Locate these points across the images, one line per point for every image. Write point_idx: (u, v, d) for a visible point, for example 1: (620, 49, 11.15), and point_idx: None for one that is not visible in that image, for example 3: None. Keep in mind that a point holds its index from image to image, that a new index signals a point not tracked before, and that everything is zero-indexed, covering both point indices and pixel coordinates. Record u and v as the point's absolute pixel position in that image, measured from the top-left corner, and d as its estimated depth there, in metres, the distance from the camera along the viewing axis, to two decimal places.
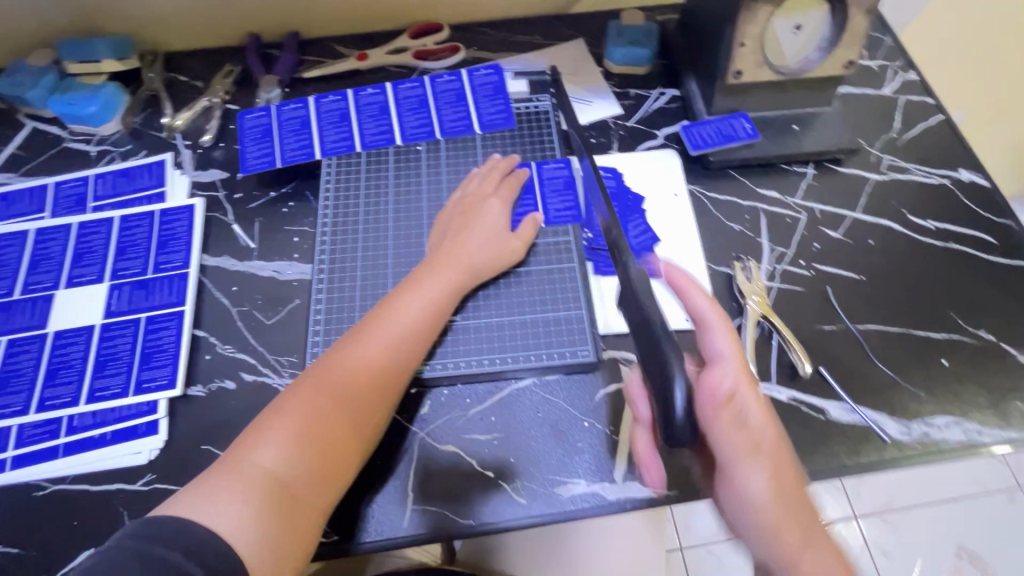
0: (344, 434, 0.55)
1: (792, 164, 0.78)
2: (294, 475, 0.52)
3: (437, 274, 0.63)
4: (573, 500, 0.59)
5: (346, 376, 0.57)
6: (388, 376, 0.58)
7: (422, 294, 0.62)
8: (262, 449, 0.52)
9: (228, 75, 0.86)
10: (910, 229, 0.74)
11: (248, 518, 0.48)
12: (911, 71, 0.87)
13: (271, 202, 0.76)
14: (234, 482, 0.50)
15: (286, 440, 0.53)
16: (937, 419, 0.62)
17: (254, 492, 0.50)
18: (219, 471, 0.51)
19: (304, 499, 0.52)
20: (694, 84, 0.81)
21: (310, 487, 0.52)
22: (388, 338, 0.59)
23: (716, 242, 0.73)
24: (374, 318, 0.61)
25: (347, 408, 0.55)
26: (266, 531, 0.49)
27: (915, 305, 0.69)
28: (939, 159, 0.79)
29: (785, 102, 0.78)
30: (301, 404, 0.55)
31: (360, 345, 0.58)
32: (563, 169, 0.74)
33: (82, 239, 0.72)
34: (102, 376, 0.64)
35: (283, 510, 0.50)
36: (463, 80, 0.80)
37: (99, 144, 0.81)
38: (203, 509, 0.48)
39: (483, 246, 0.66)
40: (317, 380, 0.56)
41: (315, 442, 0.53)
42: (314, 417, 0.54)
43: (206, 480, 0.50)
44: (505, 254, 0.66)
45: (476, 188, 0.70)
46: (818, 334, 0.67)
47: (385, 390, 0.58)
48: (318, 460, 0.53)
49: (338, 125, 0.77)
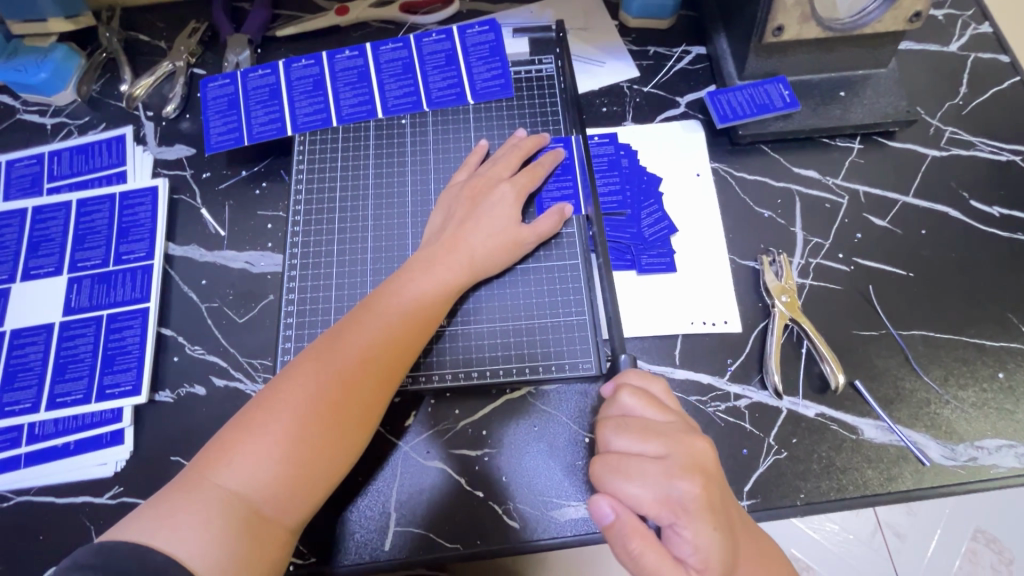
0: (327, 448, 0.46)
1: (834, 138, 0.67)
2: (267, 496, 0.44)
3: (436, 271, 0.56)
4: (570, 525, 0.53)
5: (333, 380, 0.48)
6: (377, 384, 0.50)
7: (417, 287, 0.54)
8: (229, 465, 0.44)
9: (192, 34, 0.76)
10: (971, 217, 0.64)
11: (214, 544, 0.40)
12: (984, 24, 0.74)
13: (243, 183, 0.68)
14: (197, 505, 0.42)
15: (259, 456, 0.44)
16: (987, 442, 0.55)
17: (221, 513, 0.42)
18: (181, 489, 0.43)
19: (277, 519, 0.44)
20: (724, 41, 0.69)
21: (284, 507, 0.44)
22: (379, 337, 0.51)
23: (742, 230, 0.64)
24: (363, 316, 0.52)
25: (329, 420, 0.47)
26: (235, 559, 0.41)
27: (970, 306, 0.60)
28: (1010, 131, 0.68)
29: (832, 63, 0.66)
30: (276, 412, 0.46)
31: (348, 348, 0.49)
32: (608, 146, 0.66)
33: (38, 226, 0.66)
34: (63, 380, 0.59)
35: (256, 533, 0.42)
36: (454, 40, 0.69)
37: (54, 115, 0.73)
38: (164, 532, 0.40)
39: (487, 241, 0.57)
40: (295, 385, 0.47)
41: (292, 457, 0.45)
42: (293, 429, 0.45)
43: (167, 499, 0.42)
44: (510, 251, 0.58)
45: (487, 170, 0.62)
46: (855, 341, 0.59)
47: (373, 399, 0.49)
48: (293, 477, 0.45)
49: (311, 94, 0.68)
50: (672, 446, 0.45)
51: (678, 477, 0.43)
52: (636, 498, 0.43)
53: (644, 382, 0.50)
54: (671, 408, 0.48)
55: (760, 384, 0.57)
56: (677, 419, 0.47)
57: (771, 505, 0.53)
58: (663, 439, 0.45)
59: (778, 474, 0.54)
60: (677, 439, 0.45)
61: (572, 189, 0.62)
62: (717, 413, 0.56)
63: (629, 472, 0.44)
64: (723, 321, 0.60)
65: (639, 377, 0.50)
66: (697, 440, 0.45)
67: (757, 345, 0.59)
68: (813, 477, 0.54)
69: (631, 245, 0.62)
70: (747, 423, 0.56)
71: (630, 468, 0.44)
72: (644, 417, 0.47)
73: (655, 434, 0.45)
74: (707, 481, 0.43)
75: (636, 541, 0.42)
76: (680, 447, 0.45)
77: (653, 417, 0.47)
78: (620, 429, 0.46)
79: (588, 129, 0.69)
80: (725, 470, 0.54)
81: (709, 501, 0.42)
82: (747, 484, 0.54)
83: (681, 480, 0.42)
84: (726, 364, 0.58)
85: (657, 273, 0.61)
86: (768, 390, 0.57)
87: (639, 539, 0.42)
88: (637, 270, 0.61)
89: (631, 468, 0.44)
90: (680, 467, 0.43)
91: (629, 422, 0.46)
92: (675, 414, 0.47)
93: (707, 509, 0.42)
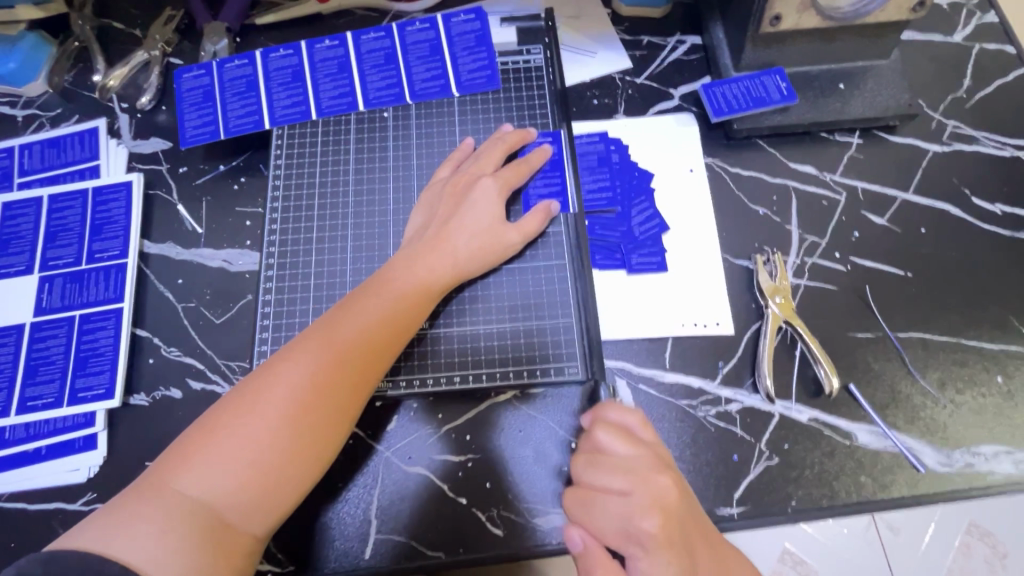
0: (297, 453, 0.45)
1: (833, 132, 0.65)
2: (232, 504, 0.42)
3: (418, 269, 0.54)
4: (555, 532, 0.52)
5: (305, 383, 0.46)
6: (354, 387, 0.48)
7: (398, 287, 0.53)
8: (192, 471, 0.42)
9: (168, 22, 0.73)
10: (972, 214, 0.62)
11: (171, 552, 0.39)
12: (990, 12, 0.71)
13: (220, 178, 0.66)
14: (156, 513, 0.40)
15: (224, 462, 0.42)
16: (983, 447, 0.53)
17: (181, 519, 0.40)
18: (141, 494, 0.41)
19: (241, 527, 0.42)
20: (720, 30, 0.67)
21: (250, 514, 0.43)
22: (355, 338, 0.49)
23: (736, 229, 0.62)
24: (341, 316, 0.50)
25: (301, 424, 0.45)
26: (193, 568, 0.39)
27: (971, 308, 0.58)
28: (1014, 126, 0.65)
29: (832, 53, 0.63)
30: (246, 415, 0.44)
31: (324, 349, 0.48)
32: (597, 143, 0.64)
33: (8, 222, 0.64)
34: (34, 383, 0.57)
35: (219, 543, 0.41)
36: (439, 28, 0.67)
37: (25, 107, 0.70)
38: (120, 541, 0.38)
39: (471, 240, 0.55)
40: (264, 388, 0.45)
41: (261, 462, 0.43)
42: (262, 434, 0.44)
43: (125, 505, 0.40)
44: (494, 251, 0.56)
45: (472, 166, 0.59)
46: (850, 344, 0.57)
47: (348, 403, 0.47)
48: (261, 482, 0.43)
49: (290, 86, 0.65)
50: (637, 482, 0.44)
51: (641, 517, 0.42)
52: (600, 532, 0.43)
53: (618, 413, 0.48)
54: (645, 441, 0.46)
55: (751, 388, 0.56)
56: (648, 452, 0.45)
57: (761, 512, 0.52)
58: (628, 476, 0.44)
59: (769, 480, 0.53)
60: (643, 476, 0.44)
61: (560, 185, 0.60)
62: (707, 417, 0.55)
63: (593, 507, 0.44)
64: (715, 323, 0.58)
65: (612, 408, 0.48)
66: (664, 478, 0.44)
67: (749, 347, 0.57)
68: (805, 484, 0.53)
69: (621, 243, 0.60)
70: (737, 428, 0.54)
71: (595, 503, 0.44)
72: (613, 450, 0.45)
73: (621, 470, 0.44)
74: (669, 520, 0.42)
75: (600, 573, 0.43)
76: (645, 484, 0.44)
77: (623, 451, 0.45)
78: (589, 461, 0.46)
79: (576, 122, 0.66)
80: (714, 477, 0.53)
81: (672, 540, 0.42)
82: (737, 491, 0.52)
83: (641, 522, 0.42)
84: (718, 367, 0.56)
85: (647, 273, 0.59)
86: (760, 394, 0.55)
87: (603, 573, 0.42)
88: (626, 270, 0.59)
89: (594, 503, 0.44)
90: (643, 506, 0.43)
91: (598, 455, 0.46)
92: (648, 446, 0.46)
93: (665, 547, 0.41)
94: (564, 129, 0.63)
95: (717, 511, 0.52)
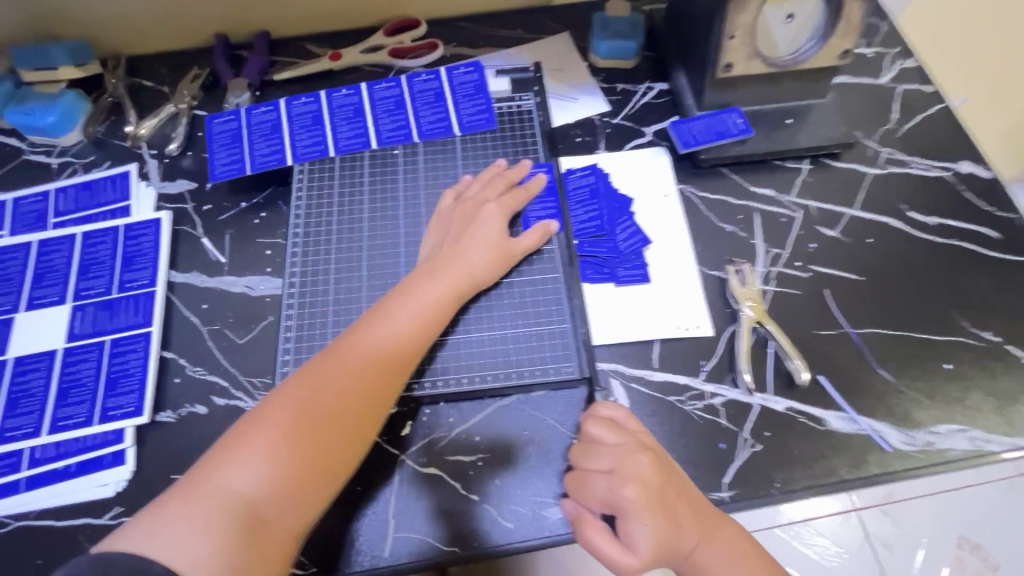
0: (325, 451, 0.49)
1: (786, 159, 0.75)
2: (266, 499, 0.46)
3: (432, 284, 0.59)
4: (562, 523, 0.56)
5: (332, 387, 0.51)
6: (376, 390, 0.53)
7: (414, 298, 0.58)
8: (231, 469, 0.46)
9: (195, 79, 0.82)
10: (910, 225, 0.71)
11: (214, 546, 0.42)
12: (908, 59, 0.83)
13: (242, 213, 0.72)
14: (198, 508, 0.44)
15: (259, 461, 0.47)
16: (940, 427, 0.60)
17: (222, 514, 0.44)
18: (184, 492, 0.45)
19: (276, 523, 0.46)
20: (683, 77, 0.77)
21: (284, 510, 0.46)
22: (376, 346, 0.54)
23: (708, 244, 0.70)
24: (361, 329, 0.55)
25: (326, 426, 0.49)
26: (236, 560, 0.43)
27: (917, 306, 0.66)
28: (938, 151, 0.76)
29: (778, 95, 0.74)
30: (277, 419, 0.49)
31: (348, 359, 0.53)
32: (589, 178, 0.72)
33: (43, 257, 0.69)
34: (65, 405, 0.60)
35: (254, 535, 0.44)
36: (442, 80, 0.76)
37: (60, 155, 0.77)
38: (162, 539, 0.42)
39: (478, 255, 0.62)
40: (298, 392, 0.50)
41: (292, 459, 0.47)
42: (296, 433, 0.48)
43: (169, 503, 0.44)
44: (498, 265, 0.63)
45: (475, 193, 0.67)
46: (816, 341, 0.64)
47: (371, 406, 0.52)
48: (293, 479, 0.47)
49: (310, 129, 0.73)
50: (619, 462, 0.53)
51: (622, 487, 0.51)
52: (590, 504, 0.53)
53: (611, 410, 0.57)
54: (630, 428, 0.55)
55: (732, 383, 0.62)
56: (630, 438, 0.54)
57: (749, 495, 0.57)
58: (610, 457, 0.53)
59: (754, 465, 0.58)
60: (624, 456, 0.53)
61: (554, 210, 0.68)
62: (695, 410, 0.60)
63: (583, 484, 0.54)
64: (695, 326, 0.64)
65: (605, 405, 0.57)
66: (644, 457, 0.52)
67: (727, 346, 0.64)
68: (786, 466, 0.58)
69: (608, 258, 0.67)
70: (722, 419, 0.60)
71: (585, 481, 0.53)
72: (601, 439, 0.55)
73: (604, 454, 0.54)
74: (647, 489, 0.51)
75: (592, 537, 0.52)
76: (626, 462, 0.53)
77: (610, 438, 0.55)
78: (581, 450, 0.55)
79: (562, 156, 0.75)
80: (704, 464, 0.58)
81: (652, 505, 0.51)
82: (726, 476, 0.57)
83: (622, 491, 0.51)
84: (701, 364, 0.63)
85: (633, 284, 0.67)
86: (739, 388, 0.61)
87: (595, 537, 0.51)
88: (615, 282, 0.66)
89: (584, 482, 0.54)
90: (625, 478, 0.52)
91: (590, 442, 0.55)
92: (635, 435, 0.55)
93: (644, 510, 0.50)
94: (552, 162, 0.72)
95: (710, 495, 0.57)
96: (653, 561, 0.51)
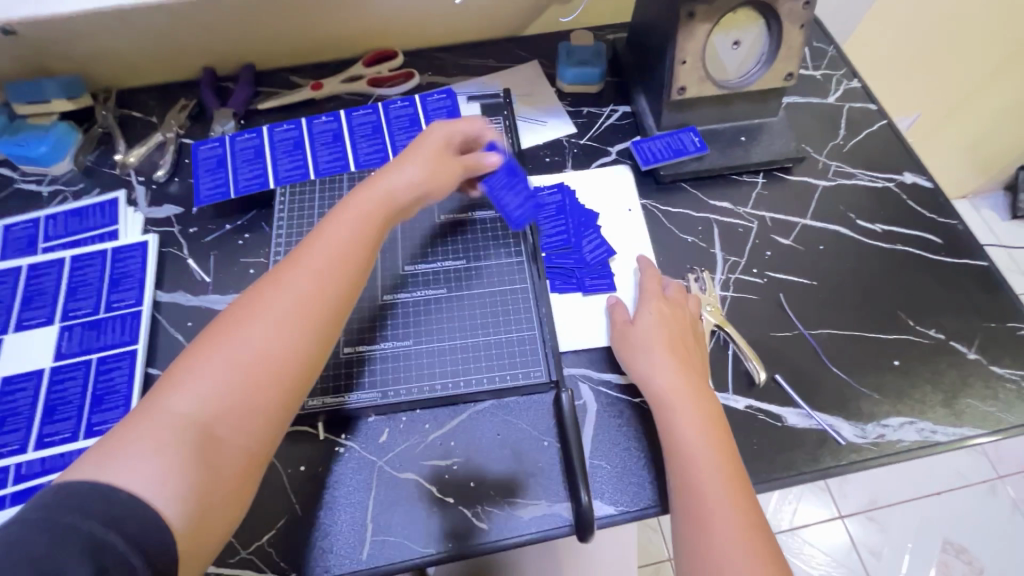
0: (277, 363, 0.47)
1: (742, 174, 0.80)
2: (219, 416, 0.44)
3: (375, 202, 0.58)
4: (534, 521, 0.58)
5: (278, 303, 0.49)
6: (326, 299, 0.51)
7: (356, 213, 0.57)
8: (178, 393, 0.44)
9: (182, 109, 0.86)
10: (859, 233, 0.76)
11: (167, 471, 0.40)
12: (854, 80, 0.90)
13: (227, 235, 0.75)
14: (146, 435, 0.41)
15: (206, 380, 0.44)
16: (891, 420, 0.63)
17: (173, 436, 0.42)
18: (130, 423, 0.42)
19: (233, 440, 0.44)
20: (643, 99, 0.83)
21: (240, 428, 0.45)
22: (323, 261, 0.52)
23: (670, 254, 0.74)
24: (312, 248, 0.53)
25: (279, 341, 0.47)
26: (195, 481, 0.41)
27: (867, 307, 0.70)
28: (882, 164, 0.82)
29: (731, 115, 0.79)
30: (221, 342, 0.46)
31: (299, 275, 0.50)
32: (556, 195, 0.76)
33: (32, 281, 0.71)
34: (52, 421, 0.62)
35: (211, 452, 0.43)
36: (416, 106, 0.81)
37: (51, 184, 0.80)
38: (109, 470, 0.39)
39: (421, 176, 0.61)
40: (245, 310, 0.48)
41: (241, 374, 0.45)
42: (245, 350, 0.46)
43: (114, 435, 0.42)
44: (443, 186, 0.63)
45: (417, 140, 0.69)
46: (772, 342, 0.68)
47: (324, 318, 0.50)
48: (244, 393, 0.45)
49: (292, 153, 0.77)
50: (647, 279, 0.68)
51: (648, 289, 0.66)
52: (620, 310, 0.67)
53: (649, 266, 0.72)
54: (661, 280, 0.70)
55: None
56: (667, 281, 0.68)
57: None
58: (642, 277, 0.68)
59: None
60: (652, 279, 0.67)
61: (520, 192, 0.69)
62: None
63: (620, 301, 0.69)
64: None
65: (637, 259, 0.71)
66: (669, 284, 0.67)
67: None
68: (747, 461, 0.61)
69: (575, 270, 0.71)
70: None
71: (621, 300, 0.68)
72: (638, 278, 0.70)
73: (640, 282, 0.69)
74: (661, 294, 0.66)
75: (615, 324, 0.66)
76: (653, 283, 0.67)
77: (647, 328, 0.63)
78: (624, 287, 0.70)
79: (532, 174, 0.80)
80: None
81: (665, 305, 0.65)
82: None
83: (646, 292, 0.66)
84: None
85: (600, 293, 0.70)
86: None
87: (617, 326, 0.65)
88: (582, 291, 0.70)
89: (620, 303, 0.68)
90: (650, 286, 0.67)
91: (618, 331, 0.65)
92: (670, 332, 0.62)
93: (653, 299, 0.65)
94: None
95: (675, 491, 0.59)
96: (662, 352, 0.60)
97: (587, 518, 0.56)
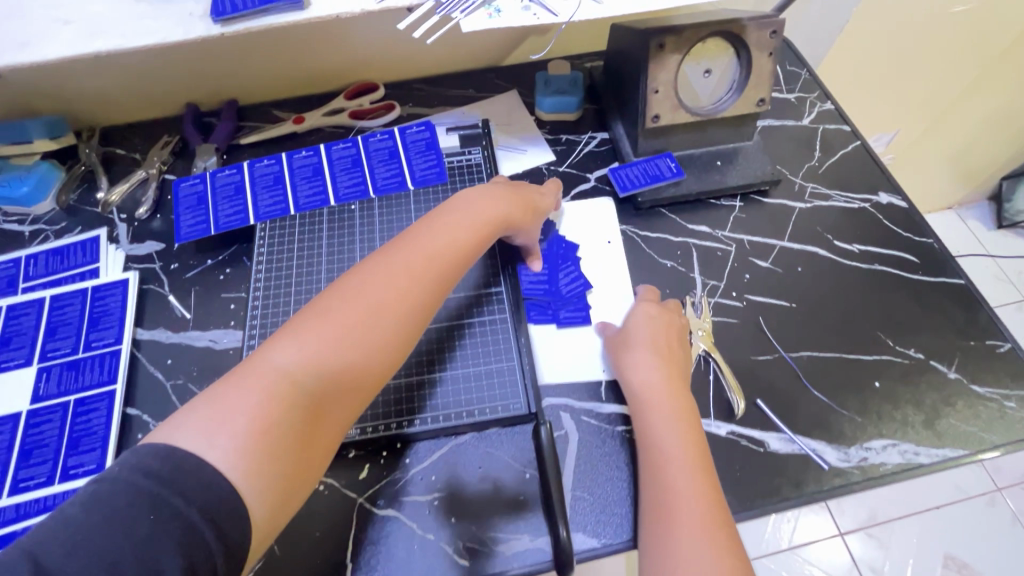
0: (376, 354, 0.49)
1: (720, 198, 0.81)
2: (318, 392, 0.45)
3: (472, 212, 0.61)
4: (515, 557, 0.57)
5: (384, 293, 0.51)
6: (424, 301, 0.53)
7: (454, 220, 0.60)
8: (284, 358, 0.45)
9: (165, 146, 0.86)
10: (836, 253, 0.76)
11: (266, 436, 0.41)
12: (827, 102, 0.91)
13: (208, 270, 0.76)
14: (252, 394, 0.43)
15: (311, 351, 0.46)
16: (874, 443, 0.63)
17: (275, 401, 0.43)
18: (236, 377, 0.43)
19: (327, 419, 0.46)
20: (620, 126, 0.84)
21: (335, 408, 0.47)
22: (423, 260, 0.55)
23: (650, 280, 0.74)
24: (412, 251, 0.55)
25: (381, 329, 0.50)
26: (288, 454, 0.42)
27: (847, 328, 0.70)
28: (857, 185, 0.83)
29: (707, 140, 0.80)
30: (328, 319, 0.48)
31: (416, 273, 0.53)
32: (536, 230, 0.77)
33: (11, 322, 0.71)
34: (27, 466, 0.61)
35: (306, 426, 0.44)
36: (396, 138, 0.82)
37: (32, 223, 0.80)
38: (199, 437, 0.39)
39: (503, 199, 0.65)
40: (355, 291, 0.50)
41: (342, 356, 0.47)
42: (351, 334, 0.48)
43: (220, 388, 0.43)
44: (521, 214, 0.67)
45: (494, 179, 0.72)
46: (754, 365, 0.68)
47: (418, 317, 0.53)
48: (344, 375, 0.47)
49: (272, 189, 0.78)
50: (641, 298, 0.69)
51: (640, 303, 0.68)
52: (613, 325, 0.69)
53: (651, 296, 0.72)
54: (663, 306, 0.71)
55: None
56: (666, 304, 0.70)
57: None
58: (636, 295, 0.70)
59: None
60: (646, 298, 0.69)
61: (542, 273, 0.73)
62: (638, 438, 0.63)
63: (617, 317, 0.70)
64: None
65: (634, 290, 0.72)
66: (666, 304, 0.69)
67: None
68: (731, 488, 0.60)
69: (550, 302, 0.71)
70: None
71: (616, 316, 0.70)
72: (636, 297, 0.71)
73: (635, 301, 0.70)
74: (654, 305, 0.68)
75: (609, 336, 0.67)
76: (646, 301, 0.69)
77: (638, 330, 0.65)
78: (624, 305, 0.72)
79: None
80: None
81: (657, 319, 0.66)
82: None
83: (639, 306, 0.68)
84: None
85: (575, 325, 0.70)
86: None
87: (612, 337, 0.67)
88: (556, 323, 0.70)
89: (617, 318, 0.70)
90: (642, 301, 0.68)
91: (610, 337, 0.67)
92: (659, 334, 0.64)
93: (646, 310, 0.67)
94: None
95: None
96: (654, 358, 0.62)
97: (566, 553, 0.55)
